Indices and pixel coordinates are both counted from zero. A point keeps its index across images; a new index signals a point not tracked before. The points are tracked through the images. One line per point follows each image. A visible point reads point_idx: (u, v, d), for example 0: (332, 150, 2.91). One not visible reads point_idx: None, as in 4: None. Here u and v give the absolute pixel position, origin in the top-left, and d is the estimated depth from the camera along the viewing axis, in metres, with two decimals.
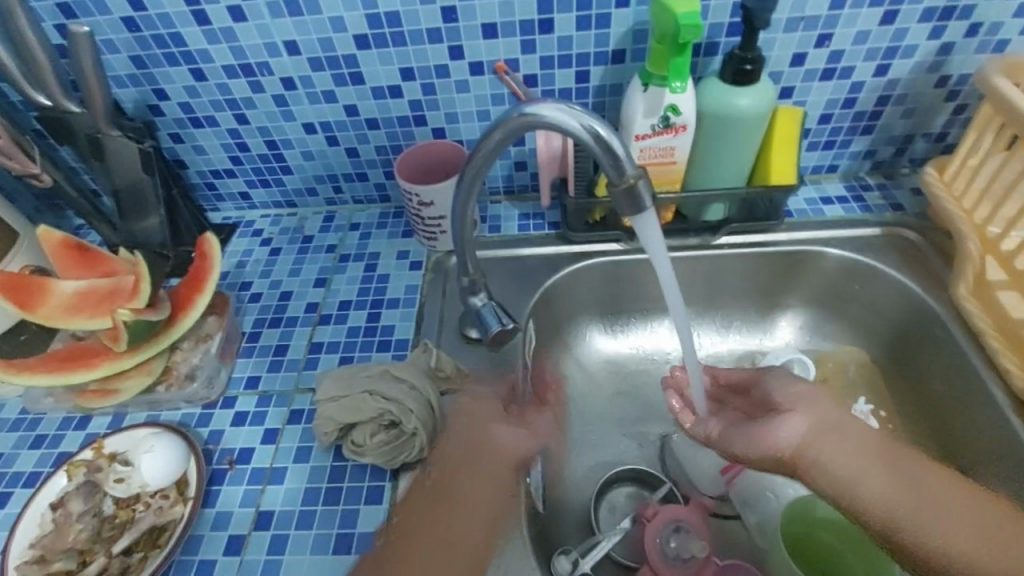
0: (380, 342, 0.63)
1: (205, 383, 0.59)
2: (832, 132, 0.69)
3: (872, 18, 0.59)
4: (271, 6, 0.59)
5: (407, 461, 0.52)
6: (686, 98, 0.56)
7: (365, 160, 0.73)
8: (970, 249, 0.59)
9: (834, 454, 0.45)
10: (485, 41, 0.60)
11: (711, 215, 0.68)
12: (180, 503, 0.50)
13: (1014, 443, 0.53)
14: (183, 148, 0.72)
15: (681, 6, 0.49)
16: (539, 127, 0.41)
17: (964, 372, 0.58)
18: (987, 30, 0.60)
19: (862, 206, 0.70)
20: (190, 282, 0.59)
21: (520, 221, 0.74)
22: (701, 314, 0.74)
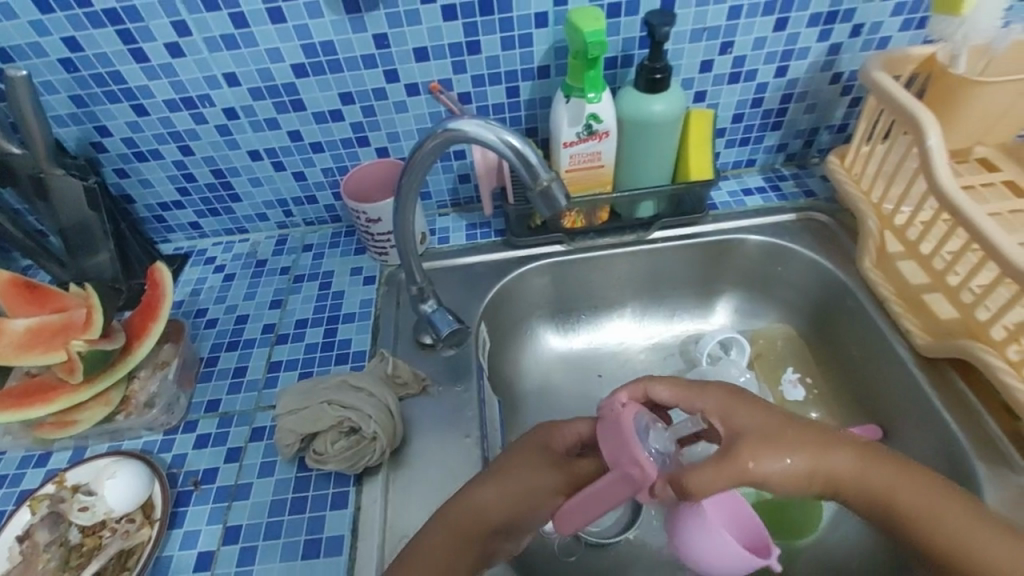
0: (338, 356, 0.65)
1: (164, 409, 0.59)
2: (746, 129, 0.76)
3: (766, 26, 0.65)
4: (208, 41, 0.61)
5: (369, 465, 0.54)
6: (604, 107, 0.60)
7: (312, 183, 0.76)
8: (871, 227, 0.65)
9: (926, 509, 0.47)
10: (418, 64, 0.64)
11: (643, 213, 0.73)
12: (147, 525, 0.52)
13: (919, 396, 0.59)
14: (129, 182, 0.74)
15: (587, 25, 0.54)
16: (461, 141, 0.45)
17: (873, 335, 0.64)
18: (868, 30, 0.67)
19: (779, 195, 0.77)
20: (144, 311, 0.60)
21: (468, 231, 0.78)
22: (645, 305, 0.79)
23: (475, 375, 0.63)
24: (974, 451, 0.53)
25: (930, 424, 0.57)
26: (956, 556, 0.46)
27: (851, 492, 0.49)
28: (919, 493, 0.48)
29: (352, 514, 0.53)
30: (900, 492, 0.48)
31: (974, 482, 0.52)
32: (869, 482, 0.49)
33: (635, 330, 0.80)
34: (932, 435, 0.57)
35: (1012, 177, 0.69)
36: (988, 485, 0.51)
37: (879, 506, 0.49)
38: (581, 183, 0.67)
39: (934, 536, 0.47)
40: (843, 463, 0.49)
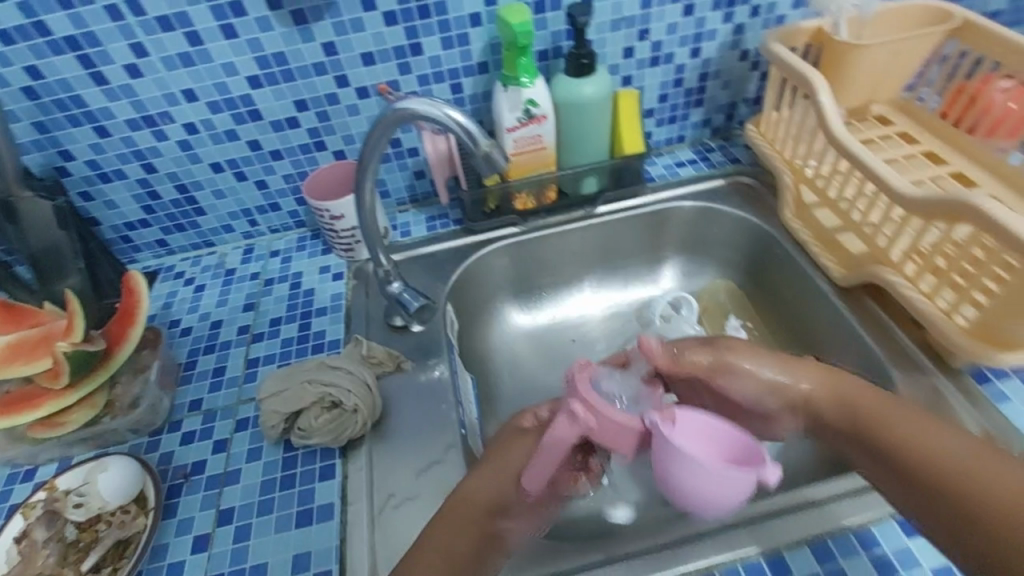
0: (314, 346, 0.69)
1: (148, 409, 0.61)
2: (672, 108, 0.83)
3: (675, 12, 0.73)
4: (165, 60, 0.65)
5: (352, 437, 0.58)
6: (539, 92, 0.67)
7: (274, 190, 0.79)
8: (787, 182, 0.73)
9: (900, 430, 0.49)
10: (366, 68, 0.70)
11: (587, 189, 0.79)
12: (142, 514, 0.54)
13: (841, 321, 0.66)
14: (94, 205, 0.76)
15: (515, 17, 0.60)
16: (411, 118, 0.50)
17: (799, 277, 0.72)
18: (764, 10, 0.75)
19: (708, 165, 0.85)
20: (122, 318, 0.62)
21: (428, 223, 0.83)
22: (600, 277, 0.85)
23: (445, 348, 0.68)
24: (889, 360, 0.60)
25: (853, 346, 0.64)
26: (909, 452, 0.48)
27: (831, 413, 0.54)
28: (876, 400, 0.52)
29: (340, 483, 0.56)
30: (862, 401, 0.52)
31: (893, 386, 0.59)
32: (838, 398, 0.54)
33: (593, 301, 0.86)
34: (857, 355, 0.64)
35: (905, 128, 0.78)
36: (903, 386, 0.58)
37: (849, 421, 0.52)
38: (527, 165, 0.73)
39: (892, 438, 0.49)
40: (821, 385, 0.55)
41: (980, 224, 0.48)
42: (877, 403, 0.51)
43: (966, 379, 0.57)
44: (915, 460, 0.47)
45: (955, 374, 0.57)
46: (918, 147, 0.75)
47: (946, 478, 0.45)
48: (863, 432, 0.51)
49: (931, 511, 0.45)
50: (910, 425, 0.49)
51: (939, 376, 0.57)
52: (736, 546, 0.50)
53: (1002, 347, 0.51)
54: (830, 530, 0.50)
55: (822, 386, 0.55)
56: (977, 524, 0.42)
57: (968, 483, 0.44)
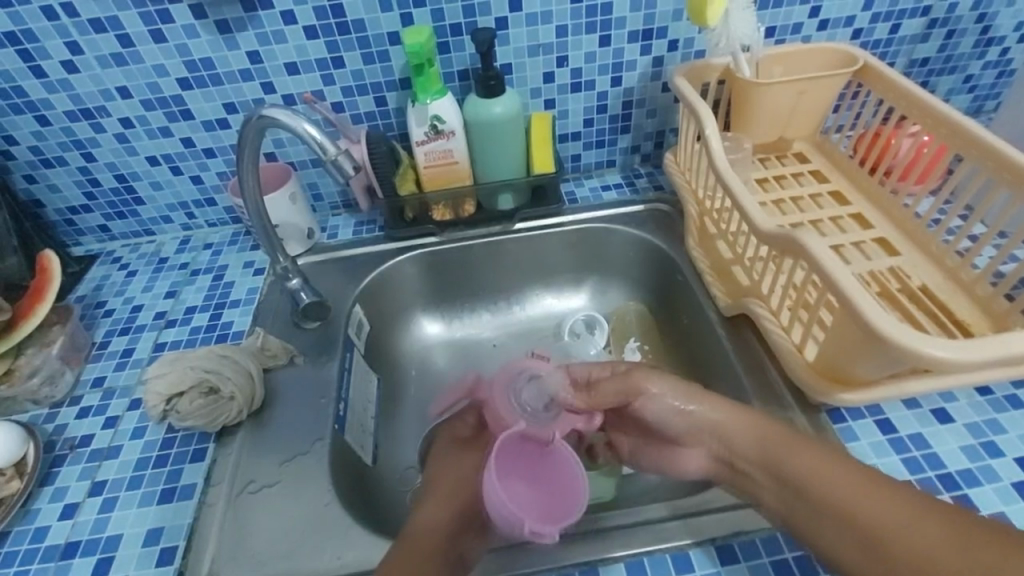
0: (218, 336, 0.72)
1: (47, 382, 0.65)
2: (598, 133, 0.85)
3: (592, 42, 0.76)
4: (99, 58, 0.70)
5: (229, 423, 0.61)
6: (446, 109, 0.70)
7: (209, 186, 0.83)
8: (692, 212, 0.75)
9: (803, 465, 0.48)
10: (290, 77, 0.74)
11: (504, 205, 0.82)
12: (18, 478, 0.57)
13: (722, 351, 0.67)
14: (38, 188, 0.81)
15: (412, 38, 0.65)
16: (271, 125, 0.55)
17: (695, 304, 0.73)
18: (682, 45, 0.77)
19: (631, 190, 0.87)
20: (32, 296, 0.66)
21: (355, 228, 0.86)
22: (518, 291, 0.88)
23: (341, 347, 0.71)
24: (755, 392, 0.61)
25: (730, 376, 0.66)
26: (813, 488, 0.46)
27: (741, 446, 0.53)
28: (784, 437, 0.51)
29: (207, 466, 0.59)
30: (772, 441, 0.51)
31: None
32: (747, 433, 0.53)
33: (510, 315, 0.88)
34: (732, 385, 0.65)
35: (818, 167, 0.79)
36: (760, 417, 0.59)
37: (758, 457, 0.51)
38: (441, 178, 0.77)
39: (799, 471, 0.48)
40: (739, 421, 0.54)
41: (813, 263, 0.50)
42: (785, 441, 0.50)
43: (822, 416, 0.57)
44: (823, 492, 0.46)
45: (813, 410, 0.58)
46: (826, 187, 0.76)
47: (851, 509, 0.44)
48: (772, 466, 0.50)
49: (842, 544, 0.43)
50: (808, 461, 0.48)
51: (797, 411, 0.58)
52: (660, 537, 0.50)
53: (843, 385, 0.53)
54: (709, 536, 0.50)
55: (740, 422, 0.54)
56: (883, 553, 0.41)
57: (871, 513, 0.43)
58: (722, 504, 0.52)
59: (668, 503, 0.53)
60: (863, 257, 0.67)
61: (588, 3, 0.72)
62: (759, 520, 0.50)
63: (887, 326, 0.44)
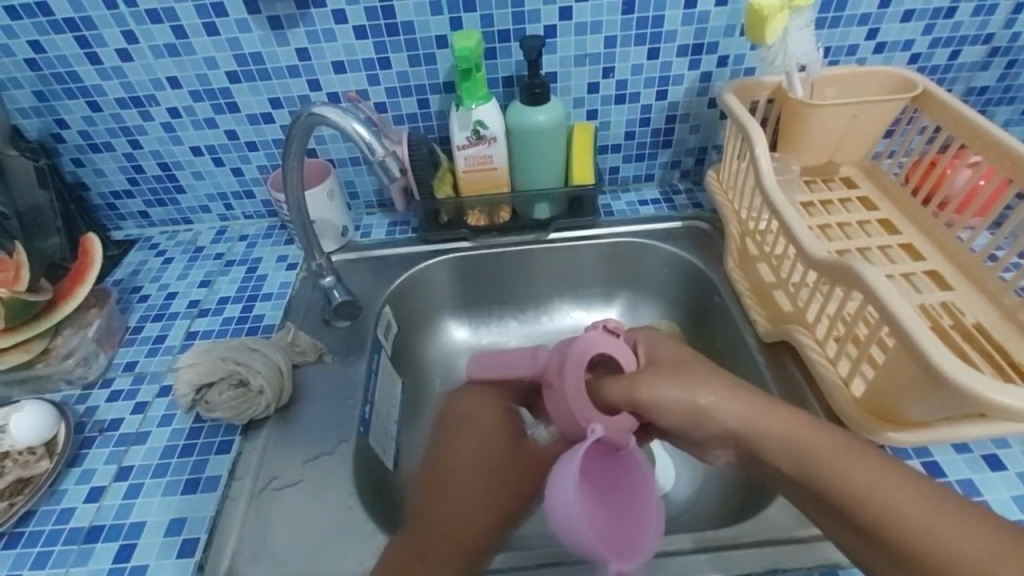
0: (249, 327, 0.72)
1: (81, 362, 0.66)
2: (639, 146, 0.84)
3: (640, 54, 0.74)
4: (153, 49, 0.71)
5: (255, 417, 0.60)
6: (489, 115, 0.70)
7: (249, 178, 0.84)
8: (733, 231, 0.73)
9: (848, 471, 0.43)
10: (337, 75, 0.74)
11: (540, 214, 0.81)
12: (46, 458, 0.58)
13: (759, 378, 0.65)
14: (84, 172, 0.83)
15: (461, 41, 0.64)
16: (322, 123, 0.55)
17: (732, 328, 0.71)
18: (732, 61, 0.76)
19: (670, 206, 0.85)
20: (74, 277, 0.68)
21: (388, 228, 0.85)
22: (549, 301, 0.87)
23: (368, 348, 0.70)
24: None
25: None
26: (861, 506, 0.41)
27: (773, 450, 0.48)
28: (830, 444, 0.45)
29: (232, 459, 0.58)
30: (811, 442, 0.46)
31: None
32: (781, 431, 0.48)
33: (537, 324, 0.87)
34: None
35: (866, 194, 0.76)
36: None
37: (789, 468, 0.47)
38: (479, 184, 0.76)
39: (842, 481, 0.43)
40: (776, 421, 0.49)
41: (868, 294, 0.48)
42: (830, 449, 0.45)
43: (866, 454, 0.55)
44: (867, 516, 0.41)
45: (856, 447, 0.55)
46: (875, 215, 0.74)
47: (900, 541, 0.39)
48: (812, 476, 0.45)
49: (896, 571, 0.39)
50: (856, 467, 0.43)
51: None
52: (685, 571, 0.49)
53: (892, 423, 0.51)
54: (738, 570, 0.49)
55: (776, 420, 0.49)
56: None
57: (931, 546, 0.37)
58: (756, 538, 0.50)
59: (693, 533, 0.51)
60: (913, 290, 0.64)
61: (639, 15, 0.71)
62: (797, 558, 0.48)
63: (952, 368, 0.41)
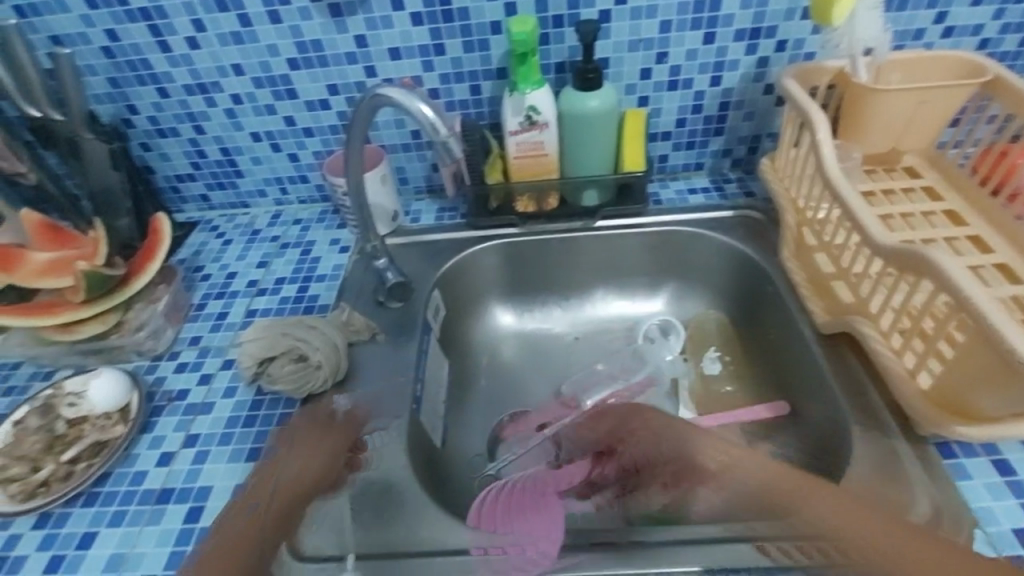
0: (306, 307, 0.75)
1: (151, 335, 0.70)
2: (690, 133, 0.83)
3: (696, 39, 0.73)
4: (219, 37, 0.74)
5: (313, 391, 0.62)
6: (542, 101, 0.70)
7: (305, 164, 0.87)
8: (789, 220, 0.71)
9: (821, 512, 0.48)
10: (392, 62, 0.76)
11: (588, 202, 0.81)
12: (122, 423, 0.62)
13: (817, 369, 0.64)
14: (151, 156, 0.87)
15: (518, 26, 0.65)
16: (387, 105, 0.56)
17: (788, 318, 0.70)
18: (792, 46, 0.74)
19: (721, 195, 0.84)
20: (145, 254, 0.71)
21: (437, 214, 0.87)
22: (596, 288, 0.87)
23: (419, 329, 0.72)
24: (854, 415, 0.58)
25: (824, 397, 0.63)
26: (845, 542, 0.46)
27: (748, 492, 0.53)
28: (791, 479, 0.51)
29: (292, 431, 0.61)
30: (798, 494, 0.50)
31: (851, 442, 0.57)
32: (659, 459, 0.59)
33: (582, 311, 0.87)
34: (829, 408, 0.62)
35: (930, 184, 0.73)
36: (860, 443, 0.56)
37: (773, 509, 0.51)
38: (529, 170, 0.77)
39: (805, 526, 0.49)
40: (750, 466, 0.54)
41: (942, 281, 0.46)
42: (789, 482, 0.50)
43: (930, 450, 0.54)
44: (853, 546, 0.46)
45: (916, 445, 0.54)
46: (939, 205, 0.71)
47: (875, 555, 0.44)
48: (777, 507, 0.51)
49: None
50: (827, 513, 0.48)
51: (900, 440, 0.55)
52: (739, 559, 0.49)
53: (962, 417, 0.49)
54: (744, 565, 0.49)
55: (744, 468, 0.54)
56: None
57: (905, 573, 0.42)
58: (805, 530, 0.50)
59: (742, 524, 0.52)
60: (982, 283, 0.61)
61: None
62: None
63: None
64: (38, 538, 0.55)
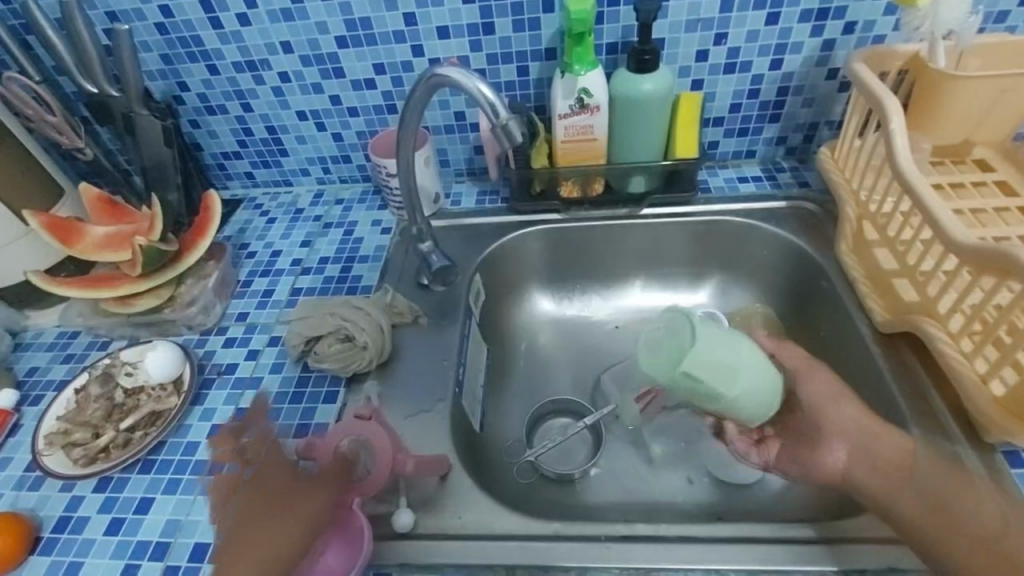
0: (349, 288, 0.75)
1: (201, 309, 0.71)
2: (744, 120, 0.79)
3: (758, 19, 0.70)
4: (269, 13, 0.74)
5: (358, 371, 0.63)
6: (595, 82, 0.68)
7: (348, 144, 0.87)
8: (848, 213, 0.68)
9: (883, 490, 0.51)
10: (440, 41, 0.74)
11: (634, 188, 0.79)
12: (175, 395, 0.63)
13: (873, 370, 0.62)
14: (200, 133, 0.88)
15: (576, 4, 0.63)
16: (445, 85, 0.56)
17: (843, 315, 0.67)
18: (860, 28, 0.70)
19: (773, 185, 0.81)
20: (196, 230, 0.72)
21: (478, 197, 0.86)
22: (640, 277, 0.85)
23: (461, 314, 0.72)
24: (913, 420, 0.56)
25: (881, 399, 0.61)
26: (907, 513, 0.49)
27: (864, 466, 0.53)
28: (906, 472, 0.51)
29: (337, 409, 0.62)
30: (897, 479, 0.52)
31: None
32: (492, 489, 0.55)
33: (622, 301, 0.86)
34: (886, 413, 0.60)
35: (1003, 178, 0.69)
36: (919, 449, 0.54)
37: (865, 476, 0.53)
38: (577, 155, 0.75)
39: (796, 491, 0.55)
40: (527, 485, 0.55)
41: None
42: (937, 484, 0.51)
43: (997, 458, 0.52)
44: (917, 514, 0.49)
45: (981, 452, 0.52)
46: (1016, 201, 0.66)
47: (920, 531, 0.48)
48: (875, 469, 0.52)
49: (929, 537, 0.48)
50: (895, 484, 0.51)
51: (965, 448, 0.53)
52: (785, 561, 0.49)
53: None
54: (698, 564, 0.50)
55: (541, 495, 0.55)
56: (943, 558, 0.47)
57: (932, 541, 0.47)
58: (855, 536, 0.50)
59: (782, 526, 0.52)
60: None
61: None
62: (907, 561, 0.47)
63: None
64: (99, 501, 0.58)
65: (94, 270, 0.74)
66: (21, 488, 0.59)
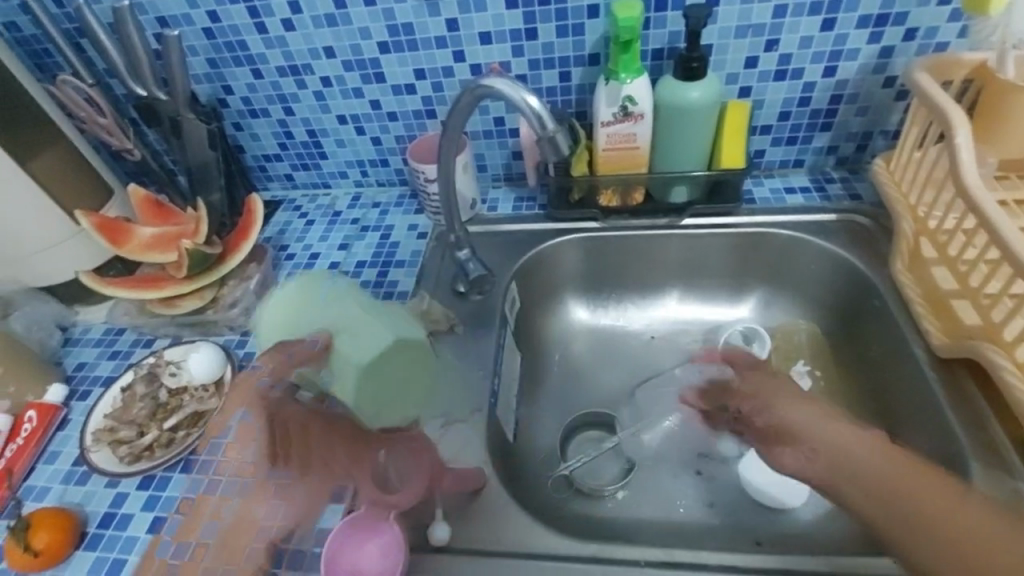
0: (385, 293, 0.75)
1: (242, 311, 0.73)
2: (793, 128, 0.76)
3: (813, 25, 0.67)
4: (313, 18, 0.74)
5: None
6: (639, 90, 0.67)
7: (387, 148, 0.87)
8: (905, 228, 0.65)
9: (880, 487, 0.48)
10: (482, 47, 0.74)
11: (675, 198, 0.77)
12: (216, 396, 0.65)
13: (928, 395, 0.59)
14: (242, 135, 0.89)
15: (622, 11, 0.61)
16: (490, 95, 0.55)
17: (896, 335, 0.64)
18: (922, 34, 0.67)
19: (823, 196, 0.77)
20: (240, 233, 0.74)
21: (515, 203, 0.85)
22: (680, 287, 0.83)
23: (497, 323, 0.71)
24: (972, 451, 0.53)
25: (937, 426, 0.58)
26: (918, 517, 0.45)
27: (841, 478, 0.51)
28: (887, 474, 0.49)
29: None
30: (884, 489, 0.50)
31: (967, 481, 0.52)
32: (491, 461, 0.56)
33: (660, 311, 0.84)
34: (942, 441, 0.57)
35: None
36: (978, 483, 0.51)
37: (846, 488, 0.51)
38: (618, 163, 0.74)
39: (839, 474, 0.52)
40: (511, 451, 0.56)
41: None
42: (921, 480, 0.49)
43: None
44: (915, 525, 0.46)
45: None
46: None
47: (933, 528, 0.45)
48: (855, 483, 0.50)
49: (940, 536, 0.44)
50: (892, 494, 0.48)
51: None
52: None
53: None
54: None
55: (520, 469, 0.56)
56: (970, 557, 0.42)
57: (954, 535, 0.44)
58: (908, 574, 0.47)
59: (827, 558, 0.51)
60: None
61: None
62: None
63: None
64: (142, 499, 0.59)
65: (141, 269, 0.76)
66: (68, 482, 0.61)
